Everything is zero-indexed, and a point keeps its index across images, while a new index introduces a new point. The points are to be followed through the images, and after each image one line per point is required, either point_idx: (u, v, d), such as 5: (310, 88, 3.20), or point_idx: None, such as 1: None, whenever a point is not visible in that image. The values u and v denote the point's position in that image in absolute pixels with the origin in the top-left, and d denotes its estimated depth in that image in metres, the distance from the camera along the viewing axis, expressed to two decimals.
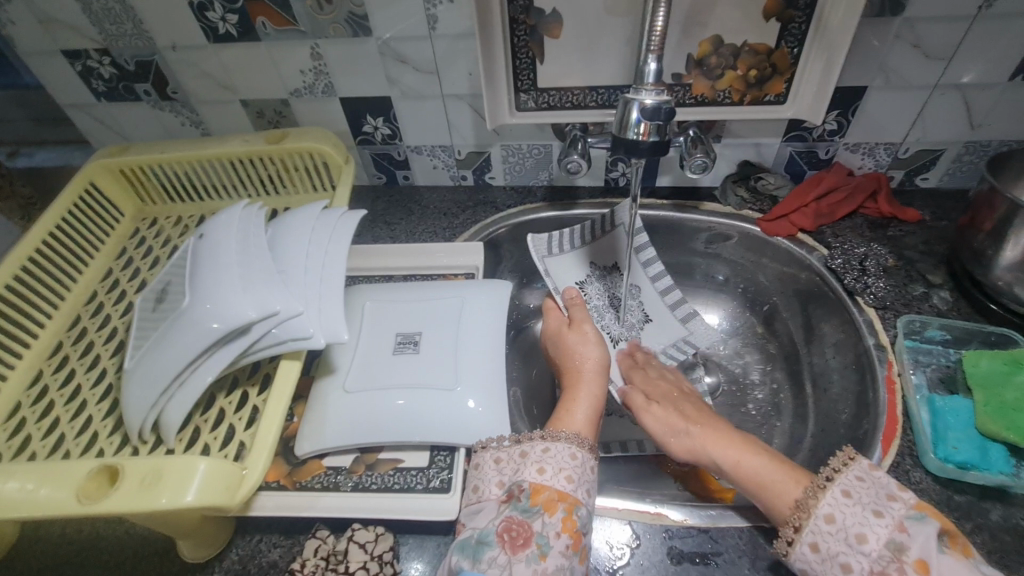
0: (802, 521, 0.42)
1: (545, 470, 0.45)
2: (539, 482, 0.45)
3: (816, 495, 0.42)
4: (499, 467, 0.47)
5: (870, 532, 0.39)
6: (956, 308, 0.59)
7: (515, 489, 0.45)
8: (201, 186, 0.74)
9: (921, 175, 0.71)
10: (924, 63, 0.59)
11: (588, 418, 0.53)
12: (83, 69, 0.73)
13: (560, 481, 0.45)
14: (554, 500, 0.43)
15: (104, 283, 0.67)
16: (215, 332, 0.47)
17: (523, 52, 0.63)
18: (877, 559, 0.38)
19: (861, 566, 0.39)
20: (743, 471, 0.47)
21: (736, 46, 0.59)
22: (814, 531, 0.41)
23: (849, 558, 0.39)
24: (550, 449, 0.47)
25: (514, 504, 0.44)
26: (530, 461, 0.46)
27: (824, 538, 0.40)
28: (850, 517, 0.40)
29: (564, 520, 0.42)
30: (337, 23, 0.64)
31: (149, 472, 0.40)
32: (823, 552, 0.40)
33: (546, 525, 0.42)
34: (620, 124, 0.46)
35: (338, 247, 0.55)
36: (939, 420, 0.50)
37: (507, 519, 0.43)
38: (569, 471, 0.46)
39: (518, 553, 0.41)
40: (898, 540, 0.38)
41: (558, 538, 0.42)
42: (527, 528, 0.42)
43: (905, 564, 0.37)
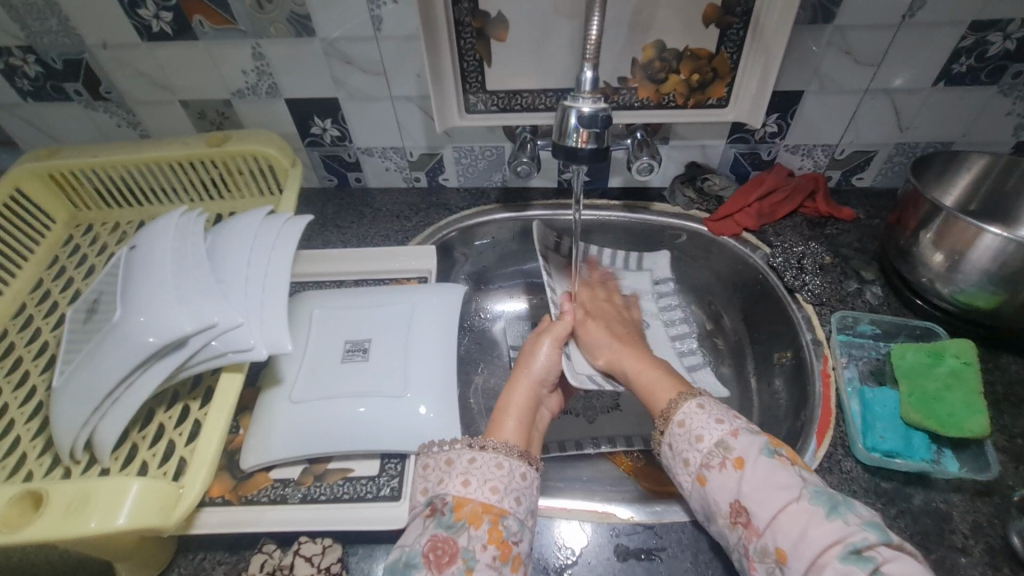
0: (665, 426, 0.49)
1: (470, 482, 0.45)
2: (463, 494, 0.44)
3: (677, 406, 0.49)
4: (427, 480, 0.47)
5: (706, 434, 0.46)
6: (887, 303, 0.62)
7: (438, 503, 0.44)
8: (139, 190, 0.71)
9: (856, 175, 0.74)
10: (856, 69, 0.62)
11: (519, 422, 0.52)
12: (5, 67, 0.69)
13: (484, 492, 0.44)
14: (478, 512, 0.43)
15: (34, 294, 0.63)
16: (150, 346, 0.45)
17: (470, 54, 0.63)
18: (707, 455, 0.45)
19: (696, 462, 0.46)
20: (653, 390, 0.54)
21: (679, 51, 0.60)
22: (671, 436, 0.48)
23: (690, 453, 0.47)
24: (476, 459, 0.46)
25: (437, 520, 0.43)
26: (456, 472, 0.46)
27: (675, 438, 0.48)
28: (695, 422, 0.47)
29: (489, 531, 0.42)
30: (279, 23, 0.62)
31: (74, 497, 0.38)
32: (674, 451, 0.48)
33: (471, 538, 0.42)
34: (560, 131, 0.47)
35: (282, 254, 0.54)
36: (869, 411, 0.53)
37: (432, 536, 0.42)
38: (495, 482, 0.45)
39: (443, 571, 0.40)
40: (728, 441, 0.45)
41: (484, 552, 0.41)
42: (452, 543, 0.41)
43: (728, 458, 0.44)
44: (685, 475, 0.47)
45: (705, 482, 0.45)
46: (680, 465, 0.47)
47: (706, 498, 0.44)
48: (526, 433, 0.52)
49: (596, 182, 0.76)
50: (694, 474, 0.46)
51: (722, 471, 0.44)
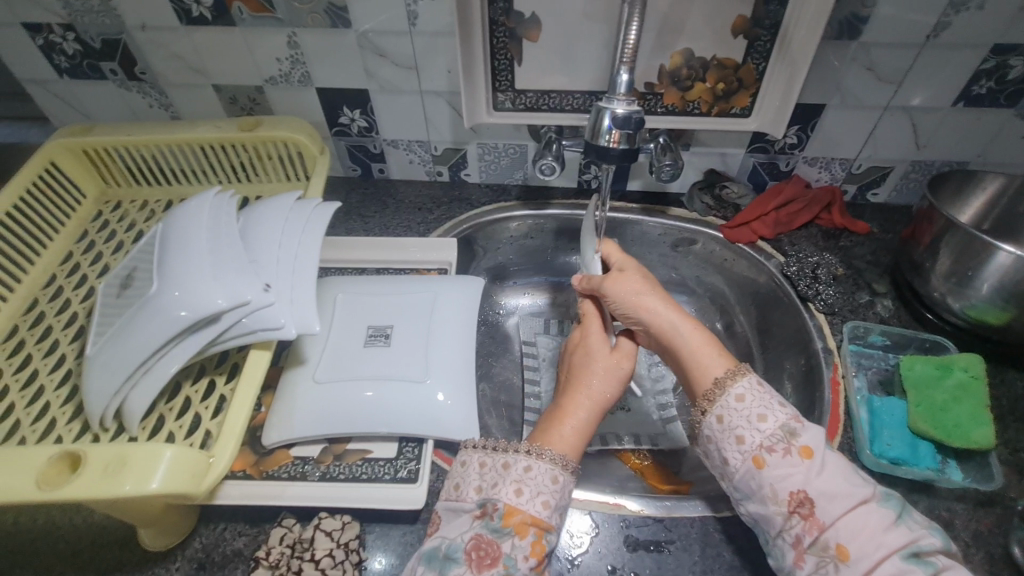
0: (711, 405, 0.47)
1: (523, 492, 0.45)
2: (514, 503, 0.44)
3: (725, 389, 0.47)
4: (484, 482, 0.47)
5: (770, 415, 0.45)
6: (897, 316, 0.63)
7: (489, 507, 0.45)
8: (168, 170, 0.72)
9: (872, 190, 0.75)
10: (877, 85, 0.63)
11: (578, 426, 0.51)
12: (45, 44, 0.70)
13: (536, 505, 0.44)
14: (526, 524, 0.43)
15: (64, 266, 0.65)
16: (183, 320, 0.47)
17: (501, 53, 0.64)
18: (769, 437, 0.44)
19: (753, 441, 0.45)
20: (692, 364, 0.51)
21: (706, 59, 0.61)
22: (723, 407, 0.47)
23: (744, 432, 0.45)
24: (531, 468, 0.46)
25: (485, 522, 0.44)
26: (510, 478, 0.46)
27: (730, 413, 0.46)
28: (756, 401, 0.46)
29: (533, 543, 0.43)
30: (316, 13, 0.64)
31: (111, 459, 0.40)
32: (725, 424, 0.46)
33: (514, 547, 0.43)
34: (592, 131, 0.48)
35: (312, 238, 0.55)
36: (876, 419, 0.54)
37: (476, 536, 0.44)
38: (547, 496, 0.45)
39: (482, 573, 0.42)
40: (793, 427, 0.44)
41: (525, 562, 0.42)
42: (495, 547, 0.43)
43: (793, 446, 0.44)
44: (737, 454, 0.45)
45: (761, 464, 0.44)
46: (731, 440, 0.46)
47: (761, 482, 0.44)
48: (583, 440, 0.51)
49: (616, 184, 0.78)
50: (748, 453, 0.45)
51: (786, 458, 0.43)
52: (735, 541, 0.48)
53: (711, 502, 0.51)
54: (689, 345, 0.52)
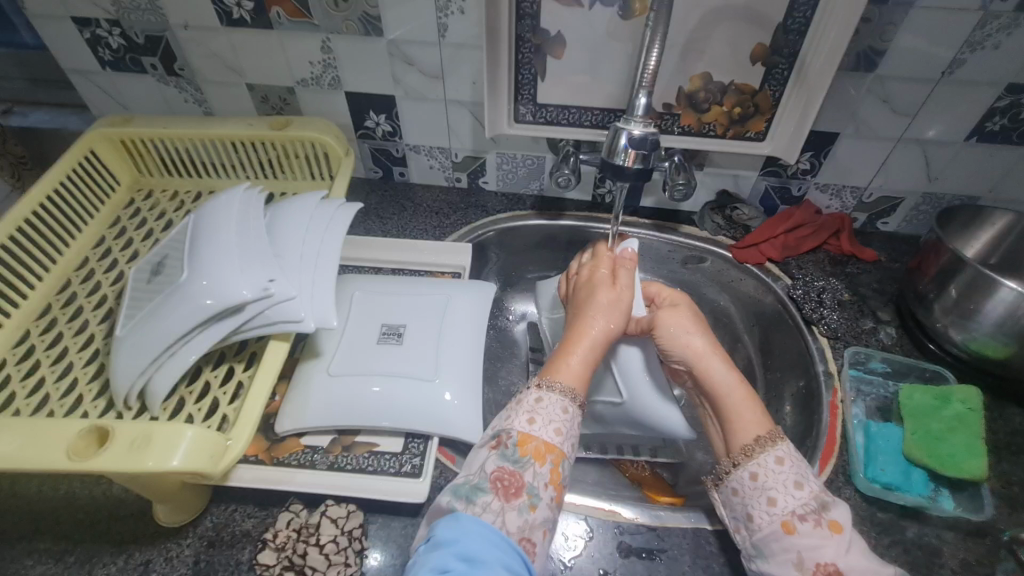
0: (743, 461, 0.48)
1: (535, 421, 0.48)
2: (528, 432, 0.48)
3: (760, 450, 0.48)
4: (498, 420, 0.50)
5: (806, 483, 0.46)
6: (900, 344, 0.64)
7: (504, 438, 0.48)
8: (200, 162, 0.75)
9: (882, 219, 0.76)
10: (892, 117, 0.64)
11: (584, 360, 0.55)
12: (91, 37, 0.74)
13: (549, 432, 0.48)
14: (542, 451, 0.47)
15: (96, 250, 0.68)
16: (209, 308, 0.49)
17: (525, 67, 0.66)
18: (802, 505, 0.45)
19: (786, 506, 0.45)
20: (732, 415, 0.51)
21: (724, 84, 0.63)
22: (757, 464, 0.47)
23: (777, 494, 0.46)
24: (542, 400, 0.50)
25: (502, 452, 0.47)
26: (522, 412, 0.49)
27: (768, 473, 0.47)
28: (794, 468, 0.47)
29: (551, 471, 0.46)
30: (350, 21, 0.66)
31: (136, 436, 0.42)
32: (758, 482, 0.47)
33: (535, 475, 0.46)
34: (608, 150, 0.50)
35: (334, 236, 0.58)
36: (872, 444, 0.55)
37: (498, 468, 0.46)
38: (558, 425, 0.49)
39: (509, 501, 0.44)
40: (825, 499, 0.45)
41: (546, 489, 0.46)
42: (517, 477, 0.45)
43: (823, 518, 0.44)
44: (765, 515, 0.46)
45: (790, 530, 0.44)
46: (761, 500, 0.46)
47: (787, 547, 0.44)
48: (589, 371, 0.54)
49: (629, 200, 0.80)
50: (778, 515, 0.45)
51: (816, 528, 0.44)
52: (725, 555, 0.49)
53: (704, 516, 0.52)
54: (730, 396, 0.52)
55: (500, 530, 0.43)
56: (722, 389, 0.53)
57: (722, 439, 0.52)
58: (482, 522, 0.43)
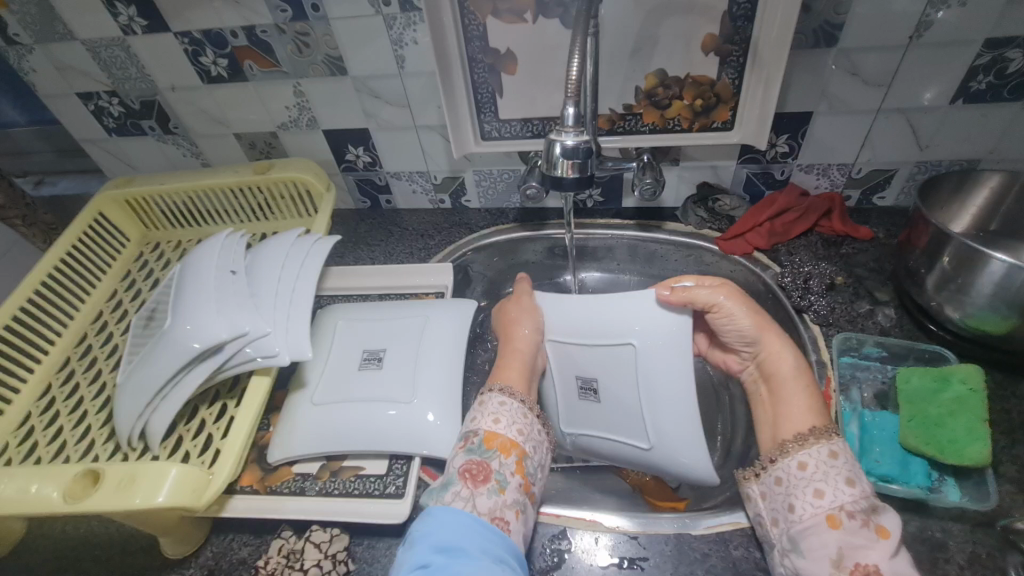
0: (790, 450, 0.47)
1: (500, 421, 0.51)
2: (493, 429, 0.50)
3: (815, 441, 0.46)
4: (464, 421, 0.53)
5: (859, 481, 0.44)
6: (899, 325, 0.61)
7: (470, 435, 0.50)
8: (198, 212, 0.80)
9: (877, 193, 0.73)
10: (865, 90, 0.62)
11: (518, 371, 0.58)
12: (95, 108, 0.81)
13: (513, 431, 0.51)
14: (507, 445, 0.49)
15: (109, 303, 0.73)
16: (194, 350, 0.53)
17: (483, 87, 0.68)
18: (852, 502, 0.42)
19: (833, 500, 0.43)
20: (788, 412, 0.50)
21: (681, 78, 0.62)
22: (808, 453, 0.46)
23: (825, 487, 0.44)
24: (506, 403, 0.53)
25: (467, 448, 0.49)
26: (488, 413, 0.52)
27: (820, 461, 0.45)
28: (850, 464, 0.45)
29: (516, 462, 0.49)
30: (316, 64, 0.69)
31: (125, 476, 0.45)
32: (807, 472, 0.45)
33: (502, 464, 0.48)
34: (547, 161, 0.51)
35: (309, 270, 0.60)
36: (867, 434, 0.53)
37: (467, 460, 0.48)
38: (521, 425, 0.52)
39: (478, 487, 0.46)
40: (875, 503, 0.43)
41: (513, 477, 0.48)
42: (486, 466, 0.47)
43: (871, 522, 0.42)
44: (808, 507, 0.43)
45: (834, 525, 0.42)
46: (807, 491, 0.44)
47: (828, 542, 0.42)
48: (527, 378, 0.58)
49: (609, 202, 0.79)
50: (822, 509, 0.43)
51: (862, 528, 0.41)
52: (710, 560, 0.48)
53: (689, 520, 0.51)
54: (796, 388, 0.52)
55: (472, 513, 0.44)
56: (787, 373, 0.53)
57: (772, 429, 0.51)
58: (452, 509, 0.44)
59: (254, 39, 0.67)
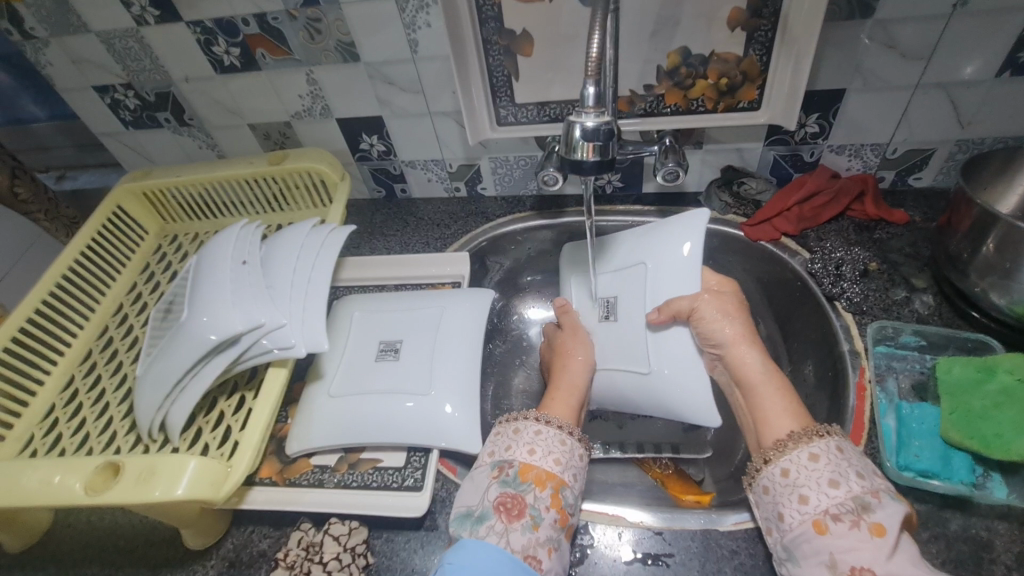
0: (774, 458, 0.45)
1: (535, 451, 0.49)
2: (528, 461, 0.49)
3: (809, 440, 0.45)
4: (496, 445, 0.52)
5: (843, 482, 0.42)
6: (938, 313, 0.58)
7: (504, 465, 0.49)
8: (214, 203, 0.80)
9: (913, 174, 0.69)
10: (903, 64, 0.58)
11: (572, 404, 0.56)
12: (111, 101, 0.81)
13: (549, 462, 0.49)
14: (543, 477, 0.48)
15: (129, 296, 0.74)
16: (212, 342, 0.52)
17: (499, 70, 0.66)
18: (838, 504, 0.41)
19: (819, 503, 0.42)
20: (762, 411, 0.50)
21: (705, 56, 0.60)
22: (791, 461, 0.44)
23: (810, 493, 0.42)
24: (541, 432, 0.51)
25: (501, 480, 0.48)
26: (522, 442, 0.50)
27: (799, 469, 0.44)
28: (831, 465, 0.43)
29: (552, 496, 0.47)
30: (328, 51, 0.68)
31: (144, 469, 0.45)
32: (790, 480, 0.44)
33: (537, 498, 0.46)
34: (566, 144, 0.49)
35: (324, 260, 0.60)
36: (904, 428, 0.50)
37: (500, 492, 0.47)
38: (558, 455, 0.50)
39: (512, 522, 0.45)
40: (868, 501, 0.40)
41: (548, 512, 0.46)
42: (520, 499, 0.46)
43: (863, 521, 0.40)
44: (796, 515, 0.42)
45: (822, 531, 0.40)
46: (794, 498, 0.43)
47: (820, 548, 0.40)
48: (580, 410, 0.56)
49: (629, 188, 0.77)
50: (810, 515, 0.42)
51: (852, 529, 0.39)
52: (737, 557, 0.46)
53: (715, 516, 0.49)
54: (773, 386, 0.51)
55: (504, 550, 0.43)
56: (754, 376, 0.52)
57: (756, 433, 0.50)
58: (487, 545, 0.43)
59: (266, 27, 0.66)
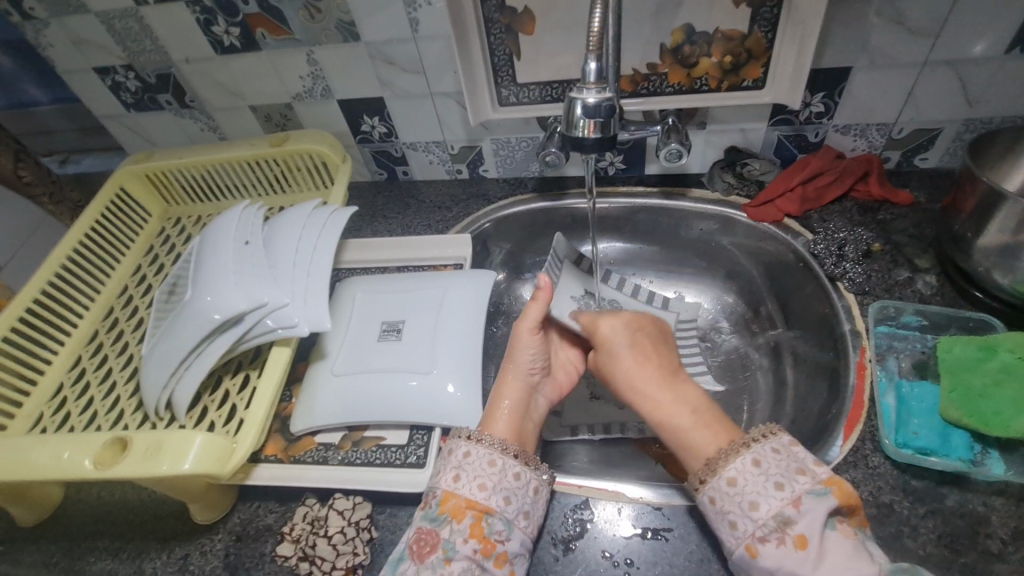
0: (707, 477, 0.44)
1: (459, 478, 0.47)
2: (450, 489, 0.47)
3: (728, 460, 0.43)
4: (432, 470, 0.50)
5: (762, 501, 0.41)
6: (940, 293, 0.58)
7: (430, 496, 0.48)
8: (217, 185, 0.80)
9: (919, 155, 0.68)
10: (911, 41, 0.57)
11: (511, 421, 0.53)
12: (113, 83, 0.80)
13: (471, 488, 0.47)
14: (460, 507, 0.46)
15: (134, 278, 0.74)
16: (216, 321, 0.53)
17: (500, 49, 0.65)
18: (761, 526, 0.40)
19: (746, 529, 0.41)
20: (676, 426, 0.49)
21: (709, 33, 0.59)
22: (715, 488, 0.43)
23: (738, 519, 0.41)
24: (470, 453, 0.49)
25: (426, 512, 0.47)
26: (450, 467, 0.49)
27: (723, 497, 0.42)
28: (750, 484, 0.42)
29: (472, 525, 0.45)
30: (328, 30, 0.68)
31: (150, 444, 0.46)
32: (718, 506, 0.43)
33: (452, 532, 0.45)
34: (567, 122, 0.49)
35: (326, 241, 0.60)
36: (904, 406, 0.51)
37: (418, 529, 0.46)
38: (484, 479, 0.47)
39: (423, 560, 0.44)
40: (788, 514, 0.40)
41: (464, 544, 0.44)
42: (434, 535, 0.45)
43: (787, 535, 0.39)
44: (730, 540, 0.42)
45: (754, 554, 0.40)
46: (724, 525, 0.42)
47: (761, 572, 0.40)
48: (519, 428, 0.54)
49: (631, 169, 0.76)
50: (742, 540, 0.41)
51: (779, 547, 0.39)
52: None
53: None
54: (663, 385, 0.52)
55: None
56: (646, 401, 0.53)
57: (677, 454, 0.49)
58: None
59: (266, 6, 0.66)
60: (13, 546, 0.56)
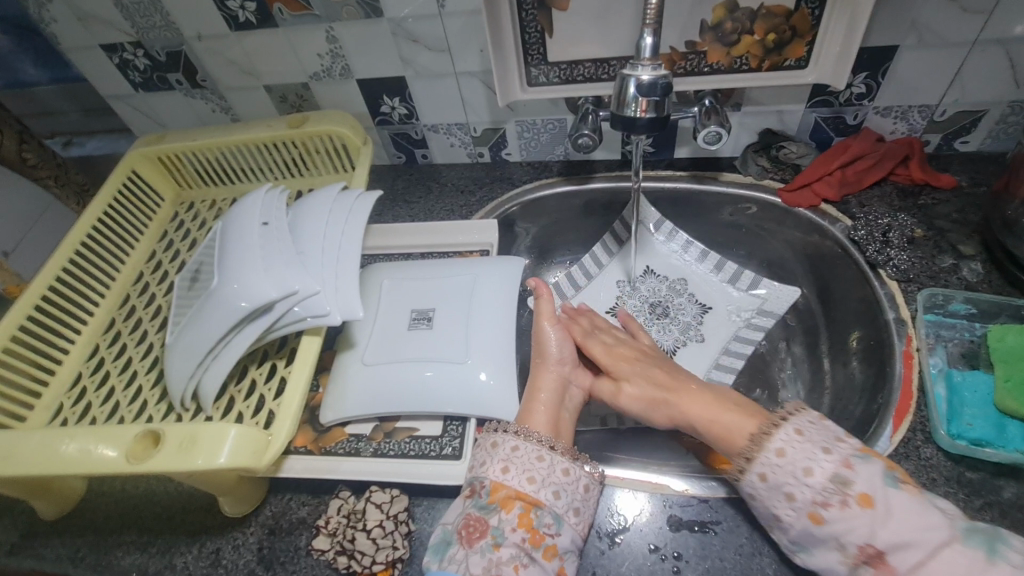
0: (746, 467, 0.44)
1: (509, 470, 0.47)
2: (500, 480, 0.46)
3: (770, 432, 0.44)
4: (473, 461, 0.49)
5: (816, 467, 0.41)
6: (986, 281, 0.56)
7: (477, 485, 0.47)
8: (231, 169, 0.77)
9: (960, 138, 0.66)
10: (963, 18, 0.55)
11: (549, 412, 0.53)
12: (120, 61, 0.77)
13: (521, 480, 0.46)
14: (510, 498, 0.45)
15: (149, 264, 0.72)
16: (243, 310, 0.51)
17: (531, 26, 0.63)
18: (821, 491, 0.40)
19: (806, 497, 0.41)
20: (717, 421, 0.49)
21: (753, 10, 0.57)
22: (763, 462, 0.43)
23: (793, 489, 0.41)
24: (519, 447, 0.48)
25: (475, 500, 0.46)
26: (498, 457, 0.48)
27: (774, 470, 0.42)
28: (800, 452, 0.42)
29: (519, 516, 0.44)
30: (349, 6, 0.65)
31: (185, 437, 0.44)
32: (770, 481, 0.42)
33: (501, 520, 0.44)
34: (618, 101, 0.47)
35: (355, 225, 0.58)
36: (956, 396, 0.49)
37: (467, 514, 0.45)
38: (533, 473, 0.47)
39: (473, 546, 0.43)
40: (844, 475, 0.40)
41: (513, 533, 0.44)
42: (483, 522, 0.44)
43: (849, 496, 0.39)
44: (791, 512, 0.41)
45: (818, 521, 0.40)
46: (779, 498, 0.42)
47: (827, 537, 0.40)
48: (556, 419, 0.53)
49: (660, 152, 0.74)
50: (803, 509, 0.41)
51: (845, 511, 0.39)
52: None
53: None
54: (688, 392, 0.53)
55: None
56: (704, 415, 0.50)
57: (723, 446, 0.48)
58: None
59: None
60: (37, 539, 0.55)
